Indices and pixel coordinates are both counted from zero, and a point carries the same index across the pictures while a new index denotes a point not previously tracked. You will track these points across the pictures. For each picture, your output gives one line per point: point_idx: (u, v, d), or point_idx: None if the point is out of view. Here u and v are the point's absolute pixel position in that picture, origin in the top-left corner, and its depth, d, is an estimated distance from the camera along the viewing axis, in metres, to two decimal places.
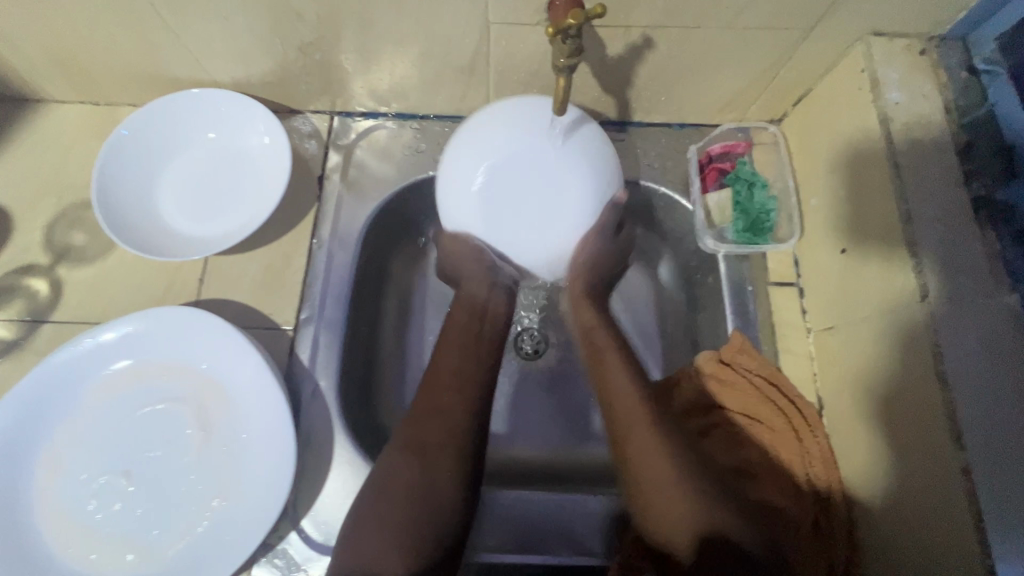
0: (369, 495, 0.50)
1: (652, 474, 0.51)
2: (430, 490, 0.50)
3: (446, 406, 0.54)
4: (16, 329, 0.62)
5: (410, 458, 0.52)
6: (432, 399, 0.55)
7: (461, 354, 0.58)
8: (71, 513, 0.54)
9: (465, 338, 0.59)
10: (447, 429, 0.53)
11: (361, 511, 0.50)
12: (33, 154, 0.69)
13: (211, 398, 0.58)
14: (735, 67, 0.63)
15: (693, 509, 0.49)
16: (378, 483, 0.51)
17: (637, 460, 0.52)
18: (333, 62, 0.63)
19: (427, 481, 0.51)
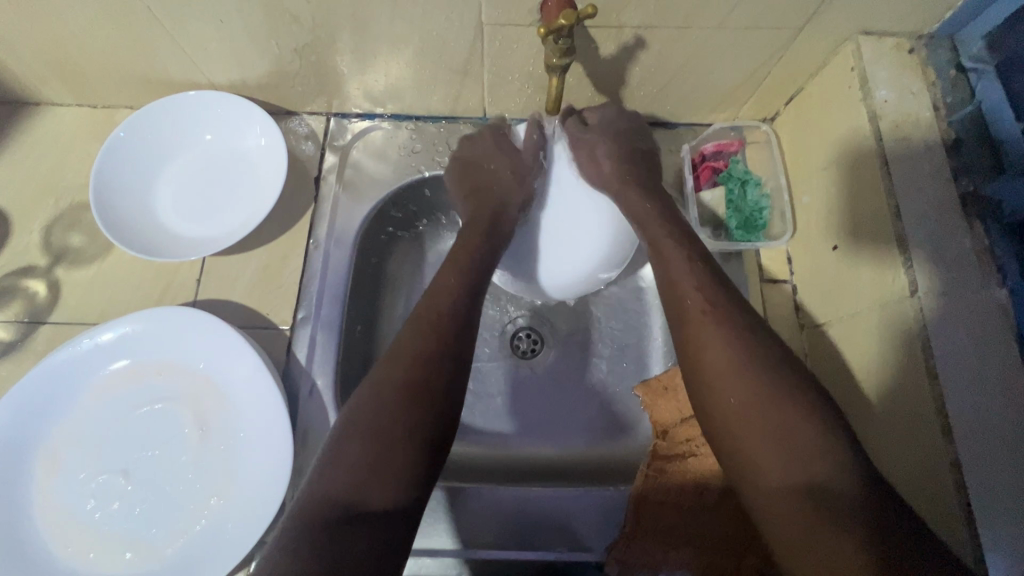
0: (349, 424, 0.46)
1: (725, 366, 0.45)
2: (427, 415, 0.47)
3: (447, 332, 0.52)
4: (14, 330, 0.63)
5: (407, 385, 0.48)
6: (432, 324, 0.52)
7: (460, 284, 0.56)
8: (70, 513, 0.54)
9: (468, 267, 0.57)
10: (446, 355, 0.51)
11: (353, 426, 0.45)
12: (31, 156, 0.70)
13: (208, 397, 0.58)
14: (727, 67, 0.63)
15: (771, 409, 0.42)
16: (359, 415, 0.46)
17: (706, 354, 0.47)
18: (328, 64, 0.64)
19: (425, 405, 0.47)
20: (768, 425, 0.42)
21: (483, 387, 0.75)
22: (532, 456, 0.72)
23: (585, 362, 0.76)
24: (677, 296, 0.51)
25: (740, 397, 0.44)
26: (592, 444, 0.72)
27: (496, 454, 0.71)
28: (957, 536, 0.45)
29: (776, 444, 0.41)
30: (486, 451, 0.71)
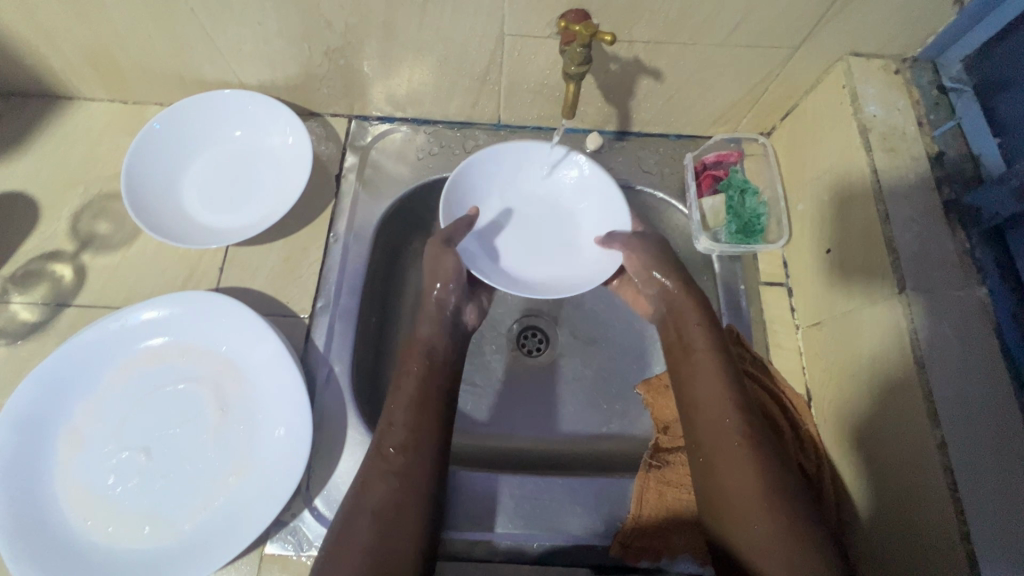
0: (324, 565, 0.48)
1: (737, 498, 0.50)
2: (387, 551, 0.49)
3: (404, 467, 0.54)
4: (39, 311, 0.64)
5: (370, 518, 0.51)
6: (381, 461, 0.55)
7: (410, 409, 0.59)
8: (91, 487, 0.55)
9: (417, 395, 0.60)
10: (402, 486, 0.53)
11: (320, 570, 0.48)
12: (61, 147, 0.73)
13: (228, 379, 0.60)
14: (728, 82, 0.68)
15: (775, 511, 0.49)
16: (331, 554, 0.49)
17: (715, 449, 0.54)
18: (355, 67, 0.68)
19: (389, 544, 0.50)
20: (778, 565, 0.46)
21: (488, 380, 0.78)
22: (532, 445, 0.75)
23: (586, 364, 0.79)
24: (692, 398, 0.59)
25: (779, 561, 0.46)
26: (584, 439, 0.75)
27: (498, 446, 0.74)
28: (944, 515, 0.48)
29: None
30: (487, 440, 0.74)
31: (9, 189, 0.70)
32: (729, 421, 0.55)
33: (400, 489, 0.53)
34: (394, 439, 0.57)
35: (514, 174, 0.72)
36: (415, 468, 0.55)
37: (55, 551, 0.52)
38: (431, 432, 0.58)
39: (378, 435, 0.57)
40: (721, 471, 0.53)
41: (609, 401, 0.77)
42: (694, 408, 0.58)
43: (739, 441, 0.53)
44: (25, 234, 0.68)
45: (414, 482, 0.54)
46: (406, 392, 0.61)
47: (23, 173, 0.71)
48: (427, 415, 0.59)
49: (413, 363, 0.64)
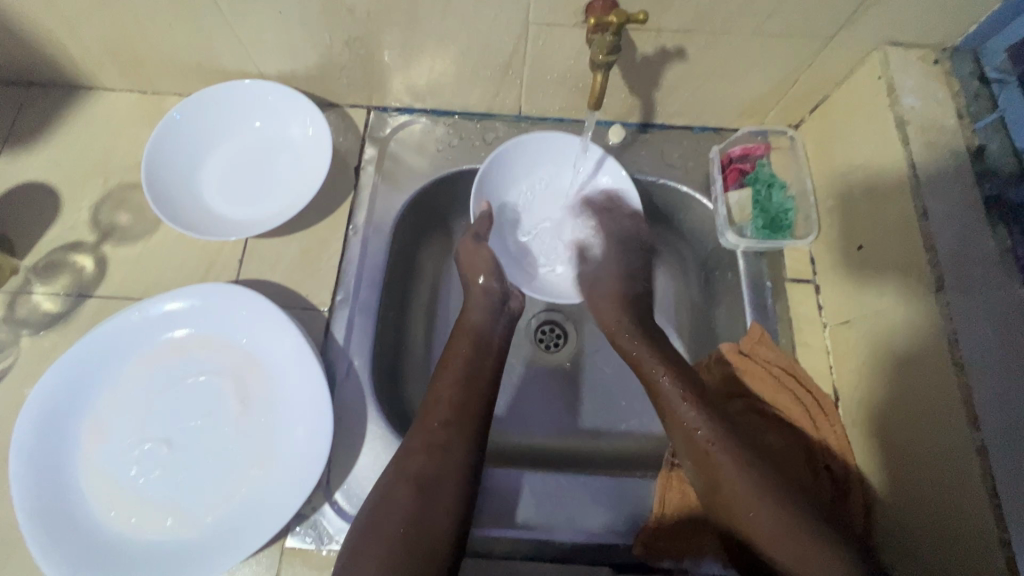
0: (364, 523, 0.50)
1: (747, 500, 0.52)
2: (426, 518, 0.50)
3: (446, 444, 0.55)
4: (61, 302, 0.64)
5: (411, 486, 0.52)
6: (424, 431, 0.56)
7: (456, 387, 0.60)
8: (114, 478, 0.55)
9: (463, 374, 0.61)
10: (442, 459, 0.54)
11: (362, 529, 0.50)
12: (82, 137, 0.73)
13: (248, 374, 0.60)
14: (756, 72, 0.66)
15: (750, 477, 0.52)
16: (373, 515, 0.50)
17: (733, 500, 0.52)
18: (375, 57, 0.67)
19: (424, 510, 0.51)
20: (791, 542, 0.49)
21: (509, 377, 0.77)
22: (553, 443, 0.74)
23: (605, 360, 0.78)
24: (672, 413, 0.58)
25: (769, 524, 0.50)
26: (607, 438, 0.74)
27: (518, 443, 0.73)
28: (985, 520, 0.46)
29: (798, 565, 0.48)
30: (509, 438, 0.74)
31: (31, 179, 0.70)
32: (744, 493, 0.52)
33: (438, 459, 0.54)
34: (439, 412, 0.58)
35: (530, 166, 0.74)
36: (454, 443, 0.56)
37: (80, 541, 0.52)
38: (472, 414, 0.58)
39: (428, 406, 0.59)
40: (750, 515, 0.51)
41: (629, 398, 0.76)
42: (687, 436, 0.57)
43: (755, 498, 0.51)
44: (47, 224, 0.68)
45: (454, 457, 0.55)
46: (453, 370, 0.62)
47: (45, 162, 0.71)
48: (468, 395, 0.60)
49: (461, 343, 0.64)
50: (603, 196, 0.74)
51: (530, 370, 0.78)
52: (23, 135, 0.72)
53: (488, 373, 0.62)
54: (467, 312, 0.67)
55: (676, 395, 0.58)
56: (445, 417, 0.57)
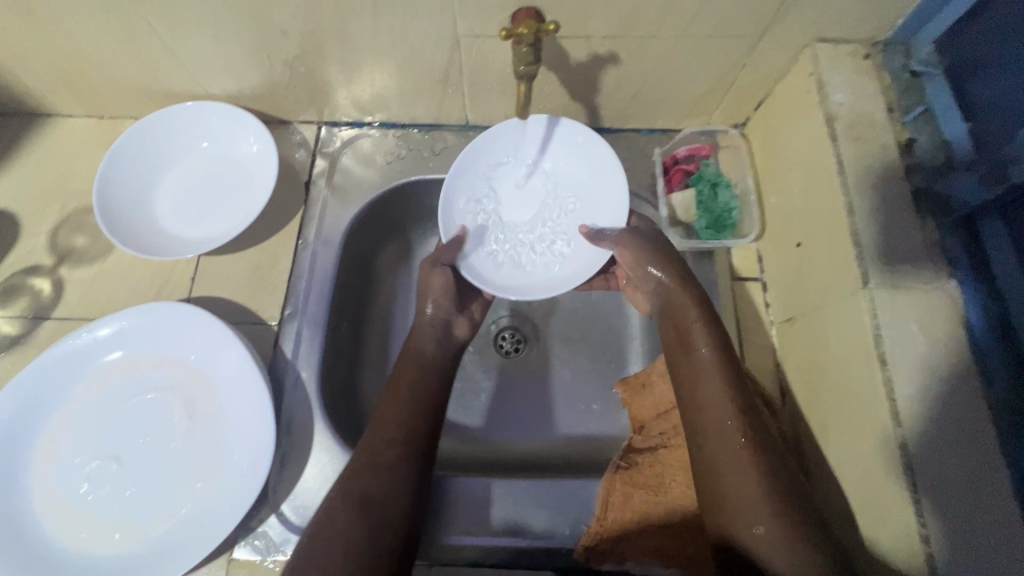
0: (307, 545, 0.50)
1: (722, 432, 0.51)
2: (372, 540, 0.50)
3: (390, 464, 0.55)
4: (19, 325, 0.66)
5: (356, 508, 0.52)
6: (369, 454, 0.55)
7: (404, 408, 0.59)
8: (65, 495, 0.57)
9: (410, 394, 0.60)
10: (389, 482, 0.54)
11: (305, 549, 0.50)
12: (41, 163, 0.75)
13: (196, 389, 0.61)
14: (692, 73, 0.67)
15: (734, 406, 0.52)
16: (316, 538, 0.50)
17: (722, 435, 0.51)
18: (316, 75, 0.68)
19: (370, 534, 0.51)
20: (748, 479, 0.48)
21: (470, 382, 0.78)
22: (513, 445, 0.75)
23: (564, 362, 0.79)
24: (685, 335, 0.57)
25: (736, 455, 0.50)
26: (565, 439, 0.75)
27: (477, 448, 0.74)
28: (906, 525, 0.46)
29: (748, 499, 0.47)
30: (468, 443, 0.75)
31: None
32: (738, 432, 0.50)
33: (384, 480, 0.54)
34: (385, 430, 0.57)
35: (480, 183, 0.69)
36: (397, 464, 0.55)
37: (29, 558, 0.54)
38: (422, 434, 0.58)
39: (375, 426, 0.58)
40: (730, 455, 0.50)
41: (588, 400, 0.77)
42: (688, 357, 0.56)
43: (740, 445, 0.50)
44: (7, 250, 0.70)
45: (401, 480, 0.54)
46: (401, 391, 0.60)
47: (5, 188, 0.73)
48: (416, 416, 0.59)
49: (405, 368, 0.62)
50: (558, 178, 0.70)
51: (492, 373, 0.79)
52: None
53: (434, 393, 0.61)
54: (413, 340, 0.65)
55: (700, 330, 0.56)
56: (394, 437, 0.57)
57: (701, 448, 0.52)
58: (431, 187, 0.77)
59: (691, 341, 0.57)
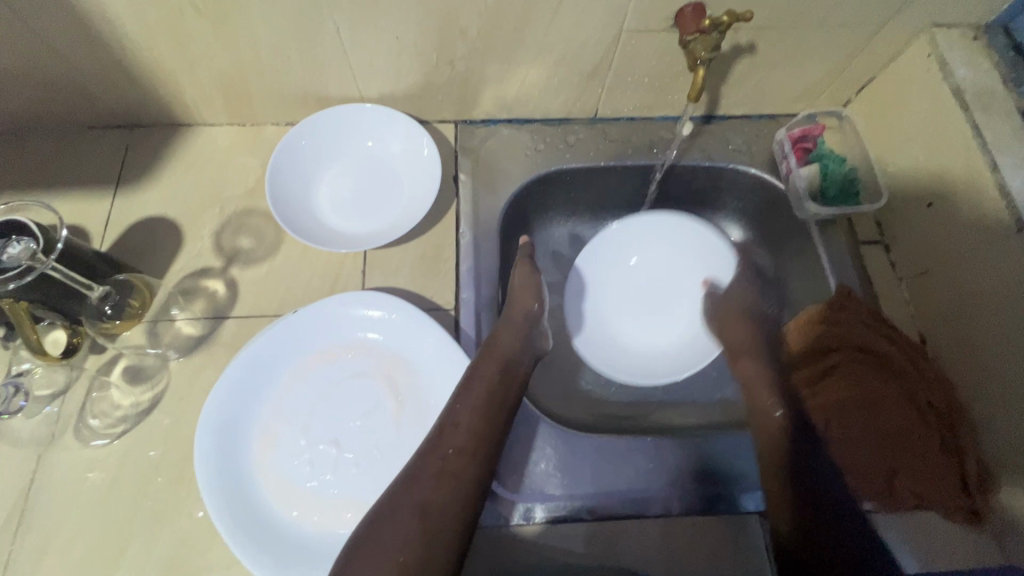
0: (359, 540, 0.48)
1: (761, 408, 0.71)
2: (430, 545, 0.48)
3: (456, 470, 0.52)
4: (200, 325, 0.67)
5: (415, 513, 0.49)
6: (437, 453, 0.53)
7: (475, 410, 0.56)
8: (291, 480, 0.59)
9: (484, 402, 0.57)
10: (453, 492, 0.51)
11: (359, 542, 0.48)
12: (192, 170, 0.76)
13: (398, 371, 0.64)
14: (813, 60, 0.75)
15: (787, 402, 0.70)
16: (371, 532, 0.48)
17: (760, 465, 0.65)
18: (474, 73, 0.72)
19: (426, 542, 0.48)
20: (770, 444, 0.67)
21: None
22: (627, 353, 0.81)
23: None
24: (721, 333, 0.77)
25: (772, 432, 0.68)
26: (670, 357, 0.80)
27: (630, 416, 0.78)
28: None
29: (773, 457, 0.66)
30: (620, 409, 0.79)
31: (150, 214, 0.73)
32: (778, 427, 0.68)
33: (448, 485, 0.51)
34: (453, 441, 0.54)
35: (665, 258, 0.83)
36: (466, 472, 0.53)
37: (273, 541, 0.55)
38: (491, 443, 0.55)
39: (447, 417, 0.56)
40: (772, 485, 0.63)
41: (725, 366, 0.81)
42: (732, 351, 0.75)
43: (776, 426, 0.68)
44: (173, 255, 0.71)
45: (467, 489, 0.52)
46: (476, 383, 0.58)
47: (160, 197, 0.74)
48: (488, 422, 0.56)
49: (487, 366, 0.60)
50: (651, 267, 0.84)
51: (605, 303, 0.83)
52: (135, 174, 0.75)
53: (507, 402, 0.58)
54: (496, 332, 0.63)
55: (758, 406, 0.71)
56: (462, 445, 0.54)
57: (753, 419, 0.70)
58: (568, 175, 0.82)
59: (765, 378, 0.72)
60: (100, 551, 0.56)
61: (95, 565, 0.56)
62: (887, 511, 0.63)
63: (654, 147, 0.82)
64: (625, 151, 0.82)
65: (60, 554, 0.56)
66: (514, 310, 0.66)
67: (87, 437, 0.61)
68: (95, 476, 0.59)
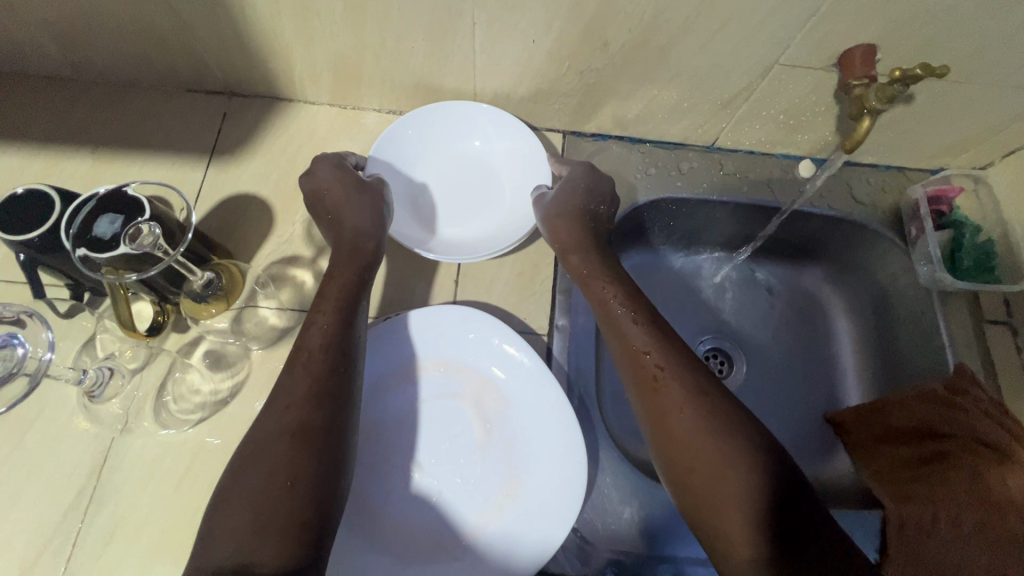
0: (236, 472, 0.45)
1: (676, 401, 0.51)
2: (307, 469, 0.45)
3: (319, 394, 0.48)
4: (285, 316, 0.64)
5: (288, 439, 0.46)
6: (307, 371, 0.49)
7: (332, 329, 0.52)
8: (377, 499, 0.57)
9: (341, 320, 0.53)
10: (318, 411, 0.47)
11: (231, 477, 0.45)
12: (288, 148, 0.73)
13: (486, 396, 0.61)
14: (968, 117, 0.69)
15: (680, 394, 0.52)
16: (247, 465, 0.45)
17: (689, 454, 0.49)
18: (602, 88, 0.68)
19: (304, 469, 0.45)
20: (685, 446, 0.49)
21: None
22: (442, 238, 0.69)
23: (778, 388, 0.80)
24: (606, 297, 0.59)
25: (681, 434, 0.50)
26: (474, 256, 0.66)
27: None
28: None
29: (710, 468, 0.48)
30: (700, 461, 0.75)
31: (241, 190, 0.70)
32: (672, 394, 0.52)
33: (319, 410, 0.48)
34: (318, 361, 0.50)
35: (460, 141, 0.72)
36: (343, 392, 0.50)
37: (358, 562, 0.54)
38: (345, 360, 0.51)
39: (301, 342, 0.51)
40: (716, 470, 0.47)
41: (808, 427, 0.77)
42: (614, 325, 0.57)
43: (685, 412, 0.51)
44: (263, 237, 0.68)
45: (329, 409, 0.48)
46: (330, 299, 0.55)
47: (253, 173, 0.71)
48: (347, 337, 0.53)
49: (332, 289, 0.56)
50: (457, 161, 0.72)
51: (424, 170, 0.71)
52: (230, 145, 0.72)
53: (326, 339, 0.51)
54: (340, 214, 0.60)
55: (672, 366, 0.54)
56: (320, 348, 0.51)
57: (643, 406, 0.53)
58: (675, 205, 0.77)
59: (632, 350, 0.55)
60: (166, 548, 0.54)
61: (162, 559, 0.54)
62: None
63: (772, 186, 0.77)
64: (739, 187, 0.76)
65: (129, 538, 0.54)
66: (354, 208, 0.60)
67: (163, 421, 0.58)
68: (167, 466, 0.57)
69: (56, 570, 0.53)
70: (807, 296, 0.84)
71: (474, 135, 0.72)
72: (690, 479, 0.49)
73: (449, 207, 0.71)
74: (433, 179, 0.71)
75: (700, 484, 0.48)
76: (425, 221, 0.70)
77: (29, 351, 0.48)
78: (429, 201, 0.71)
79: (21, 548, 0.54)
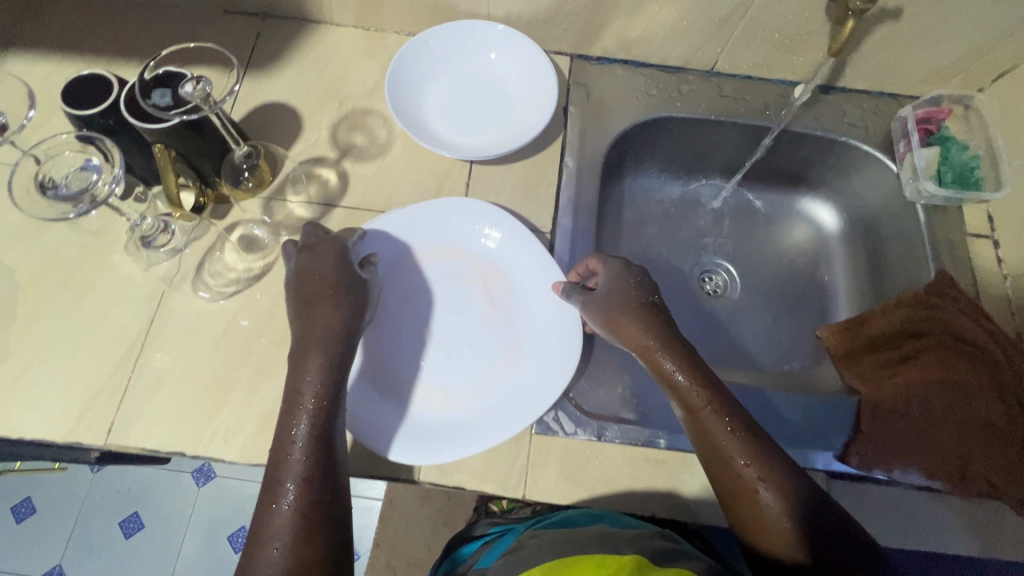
0: (259, 519, 0.47)
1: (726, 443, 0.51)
2: (319, 512, 0.47)
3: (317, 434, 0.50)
4: (312, 209, 0.70)
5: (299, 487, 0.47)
6: (308, 415, 0.50)
7: (321, 375, 0.52)
8: (392, 362, 0.63)
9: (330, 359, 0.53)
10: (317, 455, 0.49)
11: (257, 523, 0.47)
12: (315, 64, 0.79)
13: (491, 278, 0.67)
14: (955, 37, 0.72)
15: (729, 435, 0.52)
16: (267, 511, 0.47)
17: (741, 487, 0.50)
18: (605, 6, 0.73)
19: (317, 509, 0.47)
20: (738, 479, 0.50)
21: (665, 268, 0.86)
22: (453, 144, 0.74)
23: (768, 302, 0.85)
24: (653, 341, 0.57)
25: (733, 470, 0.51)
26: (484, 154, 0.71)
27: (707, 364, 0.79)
28: None
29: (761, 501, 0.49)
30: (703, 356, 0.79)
31: (272, 100, 0.76)
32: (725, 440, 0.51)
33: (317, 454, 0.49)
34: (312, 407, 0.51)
35: (474, 59, 0.78)
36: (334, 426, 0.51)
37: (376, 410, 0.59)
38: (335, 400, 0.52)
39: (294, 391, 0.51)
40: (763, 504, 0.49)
41: (796, 338, 0.82)
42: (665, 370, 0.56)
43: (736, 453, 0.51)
44: (291, 141, 0.74)
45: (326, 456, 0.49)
46: (311, 344, 0.53)
47: (283, 86, 0.77)
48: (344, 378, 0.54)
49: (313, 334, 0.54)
50: (469, 78, 0.78)
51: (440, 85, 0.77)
52: (262, 61, 0.78)
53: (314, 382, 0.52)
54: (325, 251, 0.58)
55: (693, 390, 0.54)
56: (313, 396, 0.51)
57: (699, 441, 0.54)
58: (676, 125, 0.81)
59: (686, 392, 0.54)
60: (205, 396, 0.61)
61: (201, 404, 0.61)
62: (955, 494, 0.62)
63: (768, 109, 0.81)
64: (736, 108, 0.80)
65: (172, 387, 0.61)
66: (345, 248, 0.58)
67: (202, 292, 0.65)
68: (205, 329, 0.64)
69: (109, 410, 0.60)
70: (798, 219, 0.89)
71: (487, 55, 0.78)
72: (742, 509, 0.50)
73: (462, 118, 0.76)
74: (447, 93, 0.77)
75: (751, 512, 0.49)
76: (439, 129, 0.75)
77: (96, 178, 0.58)
78: (443, 112, 0.76)
79: (79, 391, 0.61)
